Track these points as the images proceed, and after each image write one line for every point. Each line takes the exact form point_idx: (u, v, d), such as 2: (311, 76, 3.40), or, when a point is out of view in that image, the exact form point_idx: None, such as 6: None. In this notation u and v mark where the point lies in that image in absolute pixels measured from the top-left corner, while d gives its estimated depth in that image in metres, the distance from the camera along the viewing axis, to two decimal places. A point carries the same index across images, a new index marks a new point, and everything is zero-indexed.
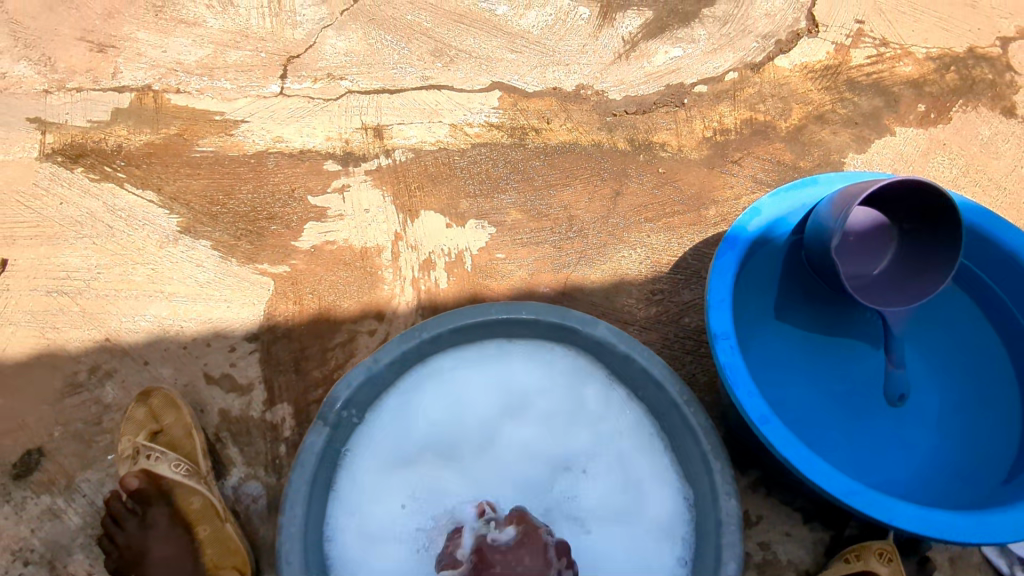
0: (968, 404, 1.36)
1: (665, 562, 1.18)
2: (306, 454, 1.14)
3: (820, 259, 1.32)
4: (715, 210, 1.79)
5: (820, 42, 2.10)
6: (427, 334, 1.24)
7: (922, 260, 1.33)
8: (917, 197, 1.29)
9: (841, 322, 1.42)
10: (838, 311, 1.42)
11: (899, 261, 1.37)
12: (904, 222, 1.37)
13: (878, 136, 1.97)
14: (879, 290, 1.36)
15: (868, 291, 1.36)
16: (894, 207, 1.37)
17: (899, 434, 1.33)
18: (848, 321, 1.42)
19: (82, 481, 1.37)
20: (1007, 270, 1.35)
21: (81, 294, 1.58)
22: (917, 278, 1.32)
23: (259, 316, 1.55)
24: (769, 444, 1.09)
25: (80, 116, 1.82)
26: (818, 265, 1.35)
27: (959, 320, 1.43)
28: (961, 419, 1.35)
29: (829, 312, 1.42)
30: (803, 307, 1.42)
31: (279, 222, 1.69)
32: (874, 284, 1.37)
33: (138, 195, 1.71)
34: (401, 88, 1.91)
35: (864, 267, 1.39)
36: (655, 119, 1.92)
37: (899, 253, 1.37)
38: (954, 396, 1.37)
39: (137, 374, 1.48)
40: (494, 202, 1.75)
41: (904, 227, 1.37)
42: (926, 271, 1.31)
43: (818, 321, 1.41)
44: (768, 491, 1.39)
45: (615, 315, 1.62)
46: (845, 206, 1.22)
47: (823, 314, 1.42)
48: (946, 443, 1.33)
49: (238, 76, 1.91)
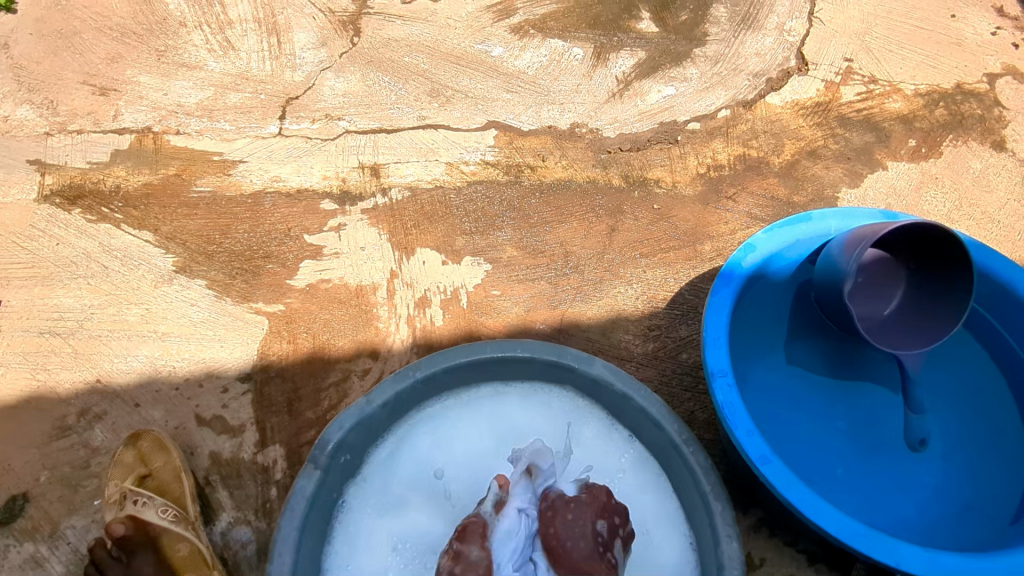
0: (973, 443, 1.33)
1: None
2: (296, 497, 1.09)
3: (829, 299, 1.30)
4: (710, 245, 1.79)
5: (809, 79, 2.15)
6: (421, 373, 1.22)
7: (934, 301, 1.31)
8: (923, 237, 1.28)
9: (844, 361, 1.40)
10: (841, 350, 1.40)
11: (909, 302, 1.35)
12: (911, 262, 1.36)
13: (870, 171, 1.99)
14: (890, 330, 1.33)
15: (879, 332, 1.34)
16: (899, 246, 1.36)
17: (903, 474, 1.30)
18: (856, 362, 1.40)
19: (67, 528, 1.31)
20: (1008, 308, 1.34)
21: (74, 335, 1.57)
22: (929, 318, 1.30)
23: (253, 356, 1.54)
24: (772, 486, 1.06)
25: (80, 158, 1.84)
26: (826, 304, 1.33)
27: (963, 359, 1.41)
28: (967, 459, 1.32)
29: (836, 350, 1.40)
30: (805, 346, 1.40)
31: (274, 260, 1.69)
32: (884, 326, 1.35)
33: (135, 236, 1.72)
34: (399, 127, 1.94)
35: (873, 309, 1.38)
36: (649, 156, 1.94)
37: (908, 294, 1.36)
38: (958, 435, 1.34)
39: (127, 417, 1.45)
40: (490, 239, 1.76)
41: (911, 266, 1.36)
42: (938, 312, 1.29)
43: (824, 359, 1.39)
44: (772, 533, 1.34)
45: (612, 352, 1.60)
46: (858, 244, 1.21)
47: (830, 353, 1.40)
48: (952, 482, 1.29)
49: (237, 118, 1.94)
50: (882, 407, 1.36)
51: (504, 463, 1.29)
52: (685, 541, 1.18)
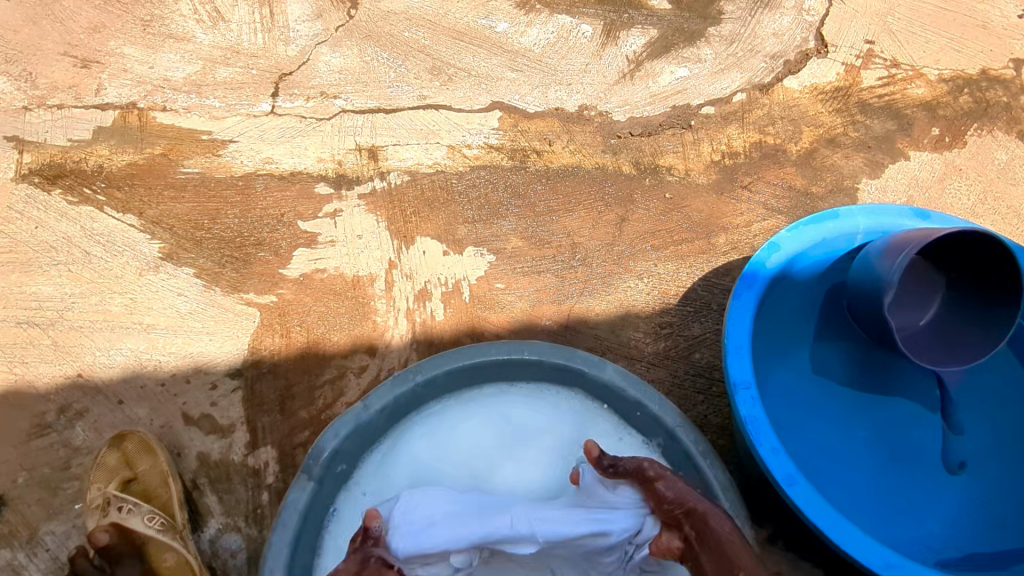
0: (1010, 457, 1.24)
1: None
2: (288, 511, 1.03)
3: (863, 306, 1.22)
4: (724, 238, 1.71)
5: (829, 62, 2.04)
6: (421, 377, 1.15)
7: (975, 316, 1.23)
8: (966, 247, 1.20)
9: (878, 372, 1.29)
10: (877, 361, 1.30)
11: (947, 316, 1.28)
12: (950, 273, 1.28)
13: (892, 160, 1.90)
14: (926, 345, 1.26)
15: (914, 347, 1.26)
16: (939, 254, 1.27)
17: (933, 490, 1.21)
18: (890, 373, 1.29)
19: (46, 534, 1.25)
20: None
21: (53, 326, 1.48)
22: (967, 335, 1.23)
23: (243, 351, 1.46)
24: (798, 510, 1.01)
25: (60, 135, 1.74)
26: (858, 311, 1.25)
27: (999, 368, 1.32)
28: (1006, 472, 1.23)
29: (866, 359, 1.30)
30: (836, 352, 1.30)
31: (266, 248, 1.60)
32: (920, 339, 1.28)
33: (119, 220, 1.63)
34: (398, 107, 1.83)
35: (908, 320, 1.30)
36: (661, 141, 1.85)
37: (947, 307, 1.28)
38: (999, 446, 1.25)
39: (110, 415, 1.37)
40: (493, 228, 1.67)
41: (950, 277, 1.28)
42: (978, 328, 1.22)
43: (856, 370, 1.29)
44: (788, 546, 1.27)
45: (622, 351, 1.53)
46: (903, 254, 1.13)
47: (862, 362, 1.30)
48: (990, 494, 1.21)
49: (227, 94, 1.83)
50: (910, 416, 1.27)
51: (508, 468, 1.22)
52: None
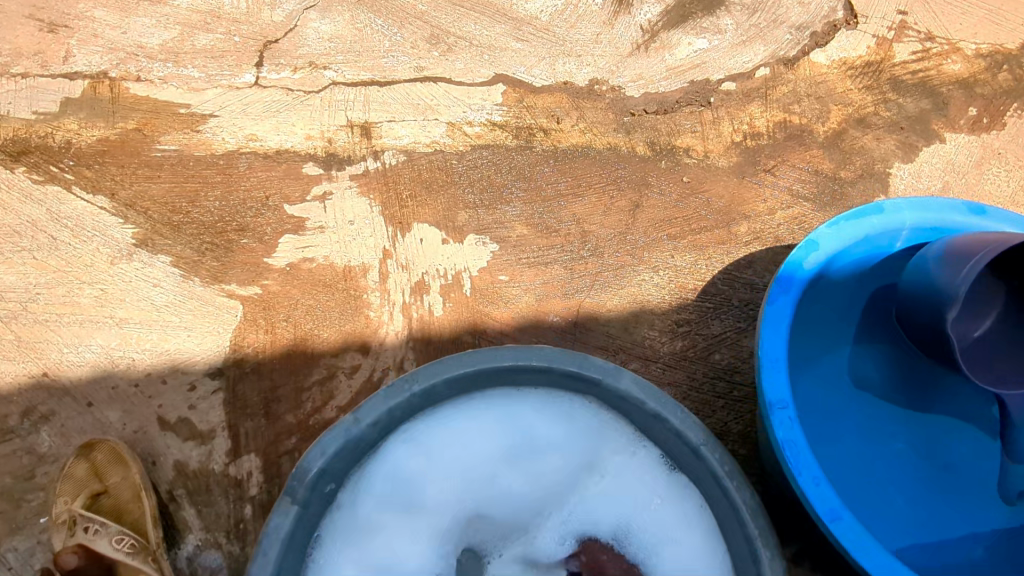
0: None
1: None
2: (269, 540, 0.92)
3: (917, 315, 1.13)
4: (746, 226, 1.58)
5: (860, 34, 1.89)
6: (419, 387, 1.04)
7: None
8: None
9: (924, 383, 1.20)
10: (925, 373, 1.20)
11: (1006, 326, 1.20)
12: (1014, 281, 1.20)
13: (926, 143, 1.76)
14: (983, 357, 1.18)
15: (970, 359, 1.18)
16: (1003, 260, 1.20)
17: (976, 513, 1.12)
18: (937, 386, 1.19)
19: (7, 551, 1.14)
20: None
21: (16, 319, 1.36)
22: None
23: (224, 348, 1.34)
24: (841, 547, 0.92)
25: (24, 107, 1.59)
26: (907, 320, 1.16)
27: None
28: None
29: (910, 367, 1.20)
30: (878, 361, 1.21)
31: (250, 234, 1.47)
32: (976, 350, 1.19)
33: (88, 201, 1.49)
34: (393, 80, 1.68)
35: (965, 329, 1.21)
36: (678, 120, 1.70)
37: (1006, 317, 1.20)
38: None
39: (78, 419, 1.26)
40: (497, 214, 1.54)
41: (1012, 284, 1.20)
42: None
43: (900, 380, 1.20)
44: (814, 565, 1.18)
45: (635, 350, 1.42)
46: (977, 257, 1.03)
47: (906, 372, 1.20)
48: None
49: (207, 63, 1.67)
50: (951, 430, 1.18)
51: (510, 481, 1.12)
52: None
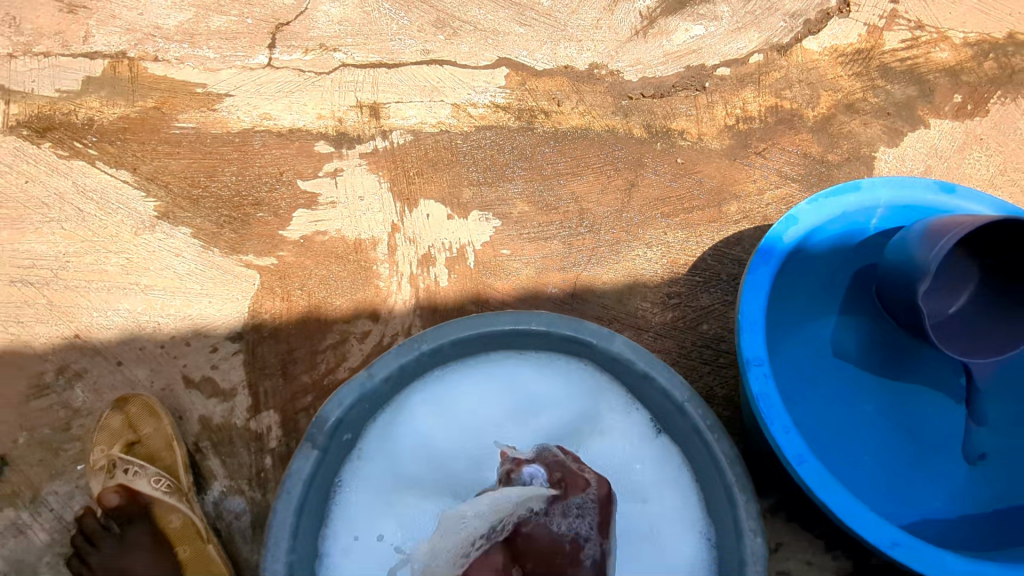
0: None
1: None
2: (292, 479, 1.02)
3: (893, 291, 1.22)
4: (736, 206, 1.66)
5: (851, 23, 1.95)
6: (427, 346, 1.13)
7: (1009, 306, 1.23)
8: (1006, 234, 1.19)
9: (899, 353, 1.29)
10: (900, 343, 1.29)
11: (981, 305, 1.27)
12: (988, 263, 1.27)
13: (911, 128, 1.84)
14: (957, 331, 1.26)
15: (945, 333, 1.26)
16: (977, 242, 1.26)
17: (941, 469, 1.21)
18: (910, 357, 1.29)
19: (49, 494, 1.24)
20: None
21: (48, 285, 1.45)
22: (999, 323, 1.23)
23: (244, 313, 1.43)
24: (809, 490, 1.01)
25: (48, 85, 1.67)
26: (886, 295, 1.25)
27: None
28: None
29: (885, 338, 1.30)
30: (856, 332, 1.30)
31: (265, 208, 1.56)
32: (951, 326, 1.28)
33: (112, 175, 1.58)
34: (401, 62, 1.75)
35: (940, 306, 1.29)
36: (674, 103, 1.78)
37: (980, 296, 1.28)
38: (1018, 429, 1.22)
39: (110, 376, 1.35)
40: (499, 191, 1.62)
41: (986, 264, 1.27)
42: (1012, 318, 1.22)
43: (875, 351, 1.29)
44: (790, 516, 1.27)
45: (628, 320, 1.51)
46: (935, 244, 1.13)
47: (881, 343, 1.29)
48: (1004, 472, 1.19)
49: (221, 44, 1.74)
50: (920, 394, 1.26)
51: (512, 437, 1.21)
52: (703, 538, 1.12)
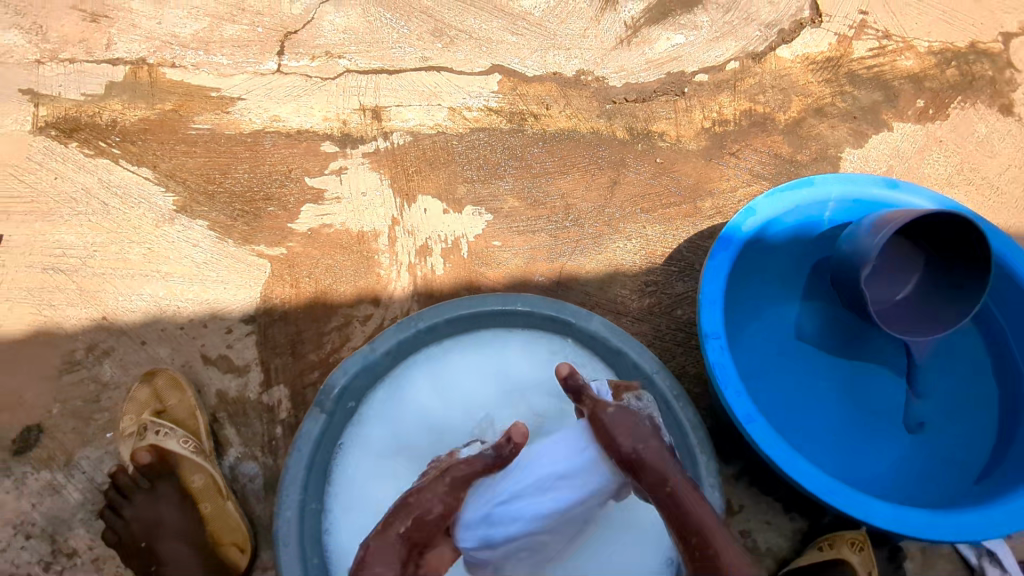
0: (963, 413, 1.36)
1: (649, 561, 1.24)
2: (303, 439, 1.16)
3: (842, 278, 1.36)
4: (710, 202, 1.80)
5: (822, 32, 2.09)
6: (423, 324, 1.27)
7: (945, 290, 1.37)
8: (943, 225, 1.33)
9: (848, 334, 1.43)
10: (849, 325, 1.43)
11: (921, 289, 1.42)
12: (929, 251, 1.41)
13: (876, 131, 1.98)
14: (899, 314, 1.41)
15: (889, 315, 1.40)
16: (920, 232, 1.40)
17: (883, 436, 1.34)
18: (858, 337, 1.43)
19: (81, 458, 1.38)
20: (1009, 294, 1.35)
21: (77, 272, 1.58)
22: (935, 306, 1.38)
23: (256, 298, 1.56)
24: (757, 446, 1.13)
25: (73, 88, 1.80)
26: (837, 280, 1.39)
27: (972, 349, 1.41)
28: (956, 424, 1.35)
29: (835, 320, 1.44)
30: (811, 315, 1.44)
31: (275, 203, 1.69)
32: (894, 309, 1.42)
33: (134, 172, 1.71)
34: (401, 68, 1.89)
35: (886, 291, 1.43)
36: (654, 108, 1.92)
37: (921, 281, 1.42)
38: (951, 402, 1.37)
39: (135, 354, 1.49)
40: (491, 188, 1.76)
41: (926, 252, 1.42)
42: (945, 301, 1.36)
43: (827, 331, 1.43)
44: (751, 481, 1.41)
45: (609, 305, 1.65)
46: (874, 243, 1.26)
47: (833, 324, 1.43)
48: (937, 440, 1.34)
49: (234, 52, 1.87)
50: (868, 370, 1.40)
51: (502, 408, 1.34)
52: None
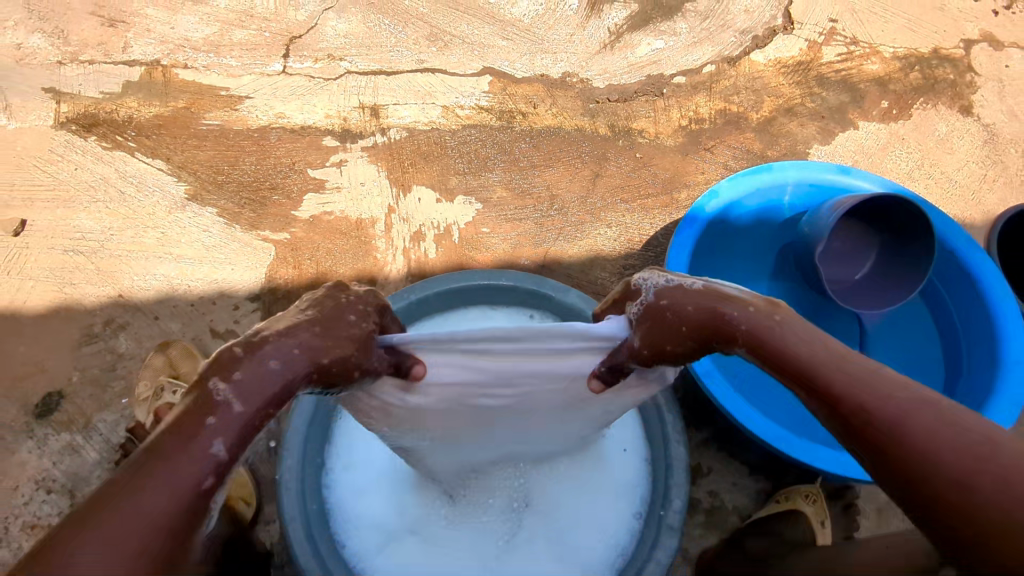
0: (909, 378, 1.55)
1: (622, 517, 1.32)
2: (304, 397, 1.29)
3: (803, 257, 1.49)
4: (686, 193, 1.93)
5: (794, 38, 2.22)
6: (415, 296, 1.39)
7: (896, 270, 1.50)
8: (890, 209, 1.47)
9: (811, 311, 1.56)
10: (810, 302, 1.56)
11: (875, 270, 1.55)
12: (882, 235, 1.54)
13: (842, 129, 2.12)
14: (855, 293, 1.55)
15: (843, 293, 1.55)
16: (871, 216, 1.54)
17: None
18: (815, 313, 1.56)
19: (99, 421, 1.51)
20: (948, 270, 1.52)
21: (96, 254, 1.71)
22: (888, 284, 1.50)
23: (262, 279, 1.69)
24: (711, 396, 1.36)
25: (92, 87, 1.93)
26: (798, 260, 1.52)
27: (917, 321, 1.59)
28: None
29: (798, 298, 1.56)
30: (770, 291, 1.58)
31: (280, 192, 1.82)
32: (851, 288, 1.56)
33: (148, 163, 1.84)
34: (398, 70, 2.03)
35: (844, 273, 1.58)
36: (635, 107, 2.05)
37: (876, 263, 1.55)
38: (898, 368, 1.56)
39: (149, 328, 1.63)
40: (481, 179, 1.89)
41: (880, 237, 1.54)
42: (897, 278, 1.49)
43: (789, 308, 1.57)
44: (719, 448, 1.58)
45: (590, 286, 1.79)
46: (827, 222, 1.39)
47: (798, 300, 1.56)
48: None
49: (243, 54, 2.01)
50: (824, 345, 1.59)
51: None
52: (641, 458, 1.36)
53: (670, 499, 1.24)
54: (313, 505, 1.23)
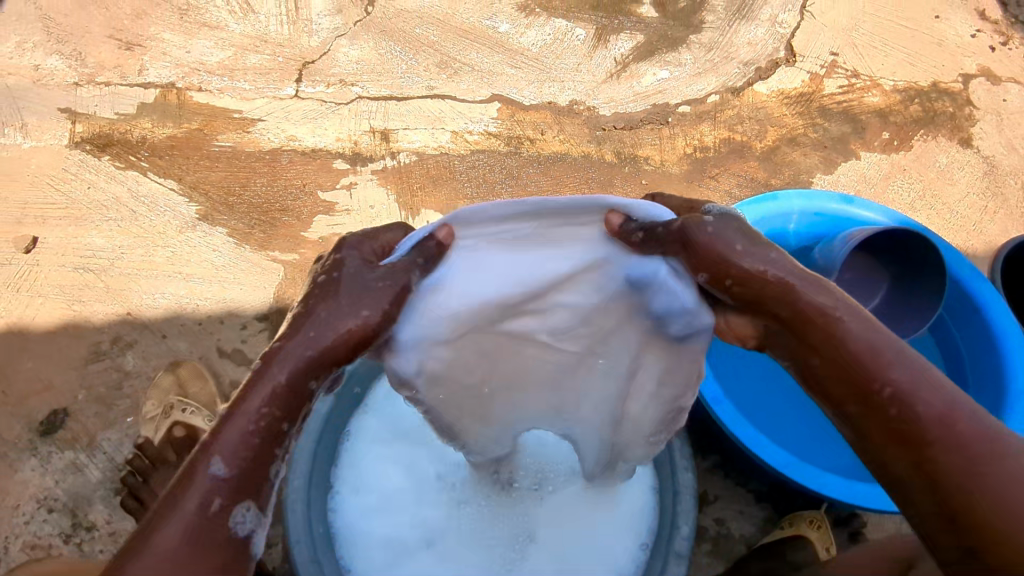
0: None
1: (628, 546, 1.29)
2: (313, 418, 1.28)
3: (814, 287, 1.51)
4: None
5: (796, 71, 2.27)
6: None
7: (905, 304, 1.52)
8: (900, 242, 1.49)
9: None
10: None
11: (885, 303, 1.56)
12: (891, 269, 1.56)
13: (844, 159, 2.15)
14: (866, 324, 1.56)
15: None
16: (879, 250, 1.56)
17: None
18: None
19: (103, 440, 1.53)
20: (958, 303, 1.55)
21: (105, 272, 1.73)
22: (898, 318, 1.53)
23: (270, 298, 1.72)
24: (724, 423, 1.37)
25: (107, 108, 1.96)
26: None
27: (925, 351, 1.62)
28: None
29: None
30: None
31: (290, 214, 1.84)
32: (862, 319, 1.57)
33: (160, 183, 1.86)
34: (408, 96, 2.06)
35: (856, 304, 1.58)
36: (640, 135, 2.09)
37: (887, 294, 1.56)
38: None
39: (156, 346, 1.64)
40: (490, 204, 1.92)
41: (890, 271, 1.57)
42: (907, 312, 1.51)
43: None
44: (725, 474, 1.57)
45: None
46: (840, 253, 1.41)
47: None
48: None
49: (256, 78, 2.05)
50: None
51: None
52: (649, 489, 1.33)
53: (678, 526, 1.22)
54: (317, 529, 1.22)
